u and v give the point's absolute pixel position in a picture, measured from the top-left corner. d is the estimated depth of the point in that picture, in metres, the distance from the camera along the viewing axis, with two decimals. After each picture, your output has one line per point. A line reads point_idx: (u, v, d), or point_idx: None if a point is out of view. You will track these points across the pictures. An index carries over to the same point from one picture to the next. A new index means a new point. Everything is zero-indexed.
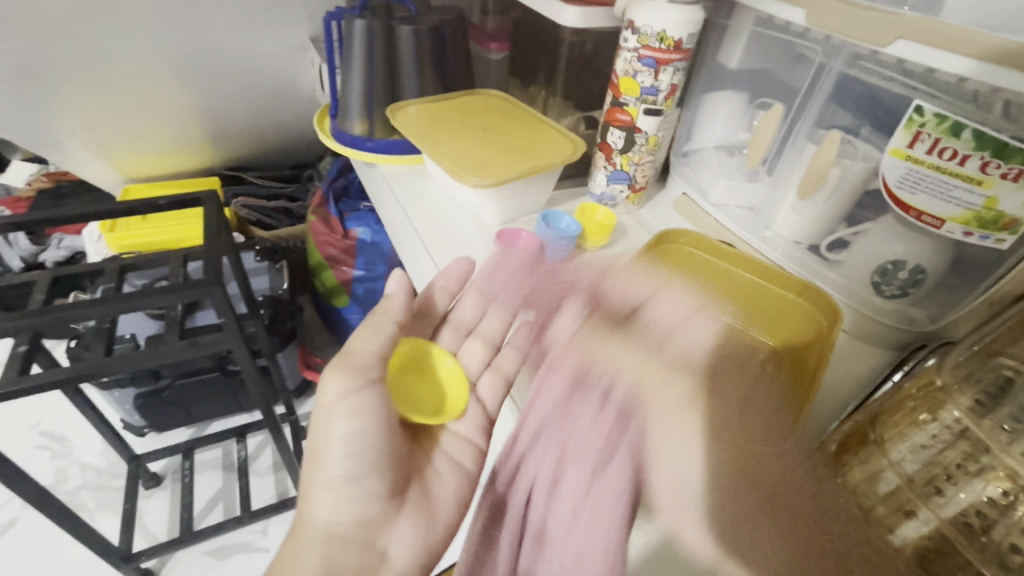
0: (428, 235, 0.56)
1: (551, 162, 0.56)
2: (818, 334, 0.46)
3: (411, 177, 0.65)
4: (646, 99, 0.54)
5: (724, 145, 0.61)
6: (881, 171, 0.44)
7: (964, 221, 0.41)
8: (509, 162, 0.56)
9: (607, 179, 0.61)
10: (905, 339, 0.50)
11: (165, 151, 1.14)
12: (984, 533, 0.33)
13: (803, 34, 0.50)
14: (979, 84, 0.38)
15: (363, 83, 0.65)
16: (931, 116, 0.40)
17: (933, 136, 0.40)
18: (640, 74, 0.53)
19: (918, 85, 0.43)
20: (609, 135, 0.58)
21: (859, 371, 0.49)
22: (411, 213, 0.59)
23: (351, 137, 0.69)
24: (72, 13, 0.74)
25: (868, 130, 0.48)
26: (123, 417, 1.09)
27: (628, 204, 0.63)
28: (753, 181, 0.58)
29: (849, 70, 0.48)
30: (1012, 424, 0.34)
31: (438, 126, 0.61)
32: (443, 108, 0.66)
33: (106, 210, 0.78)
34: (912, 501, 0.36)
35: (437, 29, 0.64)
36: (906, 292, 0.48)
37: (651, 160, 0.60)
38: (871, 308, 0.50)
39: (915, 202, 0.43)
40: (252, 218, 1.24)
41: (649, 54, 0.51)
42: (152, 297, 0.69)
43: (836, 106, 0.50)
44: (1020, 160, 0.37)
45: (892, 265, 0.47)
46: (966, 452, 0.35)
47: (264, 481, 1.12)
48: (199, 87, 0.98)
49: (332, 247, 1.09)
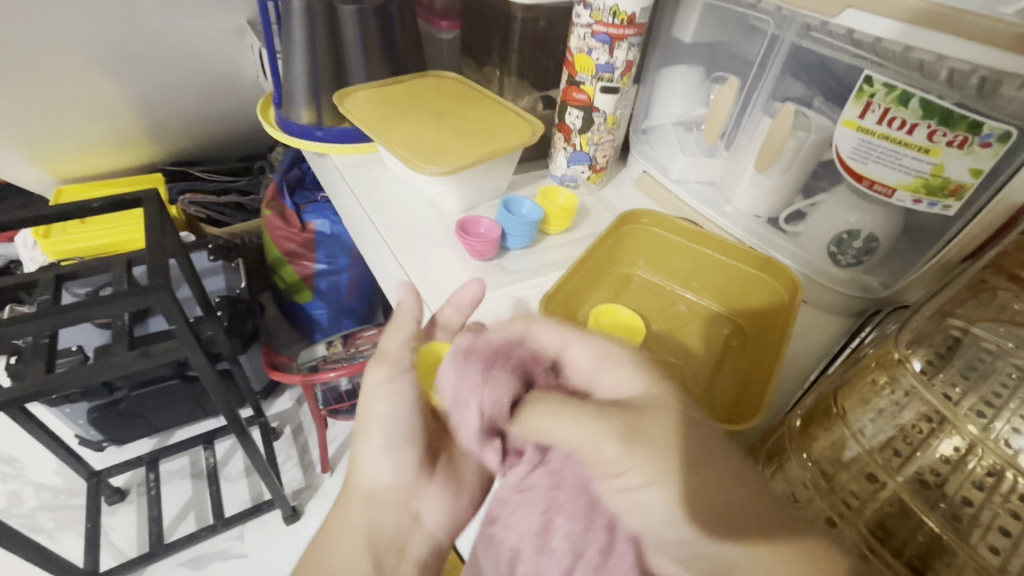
0: (388, 228, 0.54)
1: (509, 146, 0.55)
2: (778, 310, 0.46)
3: (366, 166, 0.63)
4: (602, 76, 0.53)
5: (682, 120, 0.61)
6: (834, 142, 0.44)
7: (914, 189, 0.42)
8: (466, 147, 0.54)
9: (568, 161, 0.60)
10: (861, 306, 0.51)
11: (98, 146, 1.06)
12: (938, 488, 0.34)
13: (755, 5, 0.50)
14: (924, 54, 0.38)
15: (307, 69, 0.61)
16: (880, 86, 0.40)
17: (883, 106, 0.41)
18: (595, 51, 0.52)
19: (867, 54, 0.43)
20: (567, 115, 0.57)
21: (822, 339, 0.50)
22: (367, 205, 0.57)
23: (298, 127, 0.65)
24: None
25: (821, 101, 0.48)
26: (78, 433, 1.03)
27: (590, 184, 0.62)
28: (713, 156, 0.58)
29: (801, 41, 0.48)
30: (960, 382, 0.38)
31: (390, 112, 0.59)
32: (393, 92, 0.63)
33: (35, 216, 0.72)
34: (873, 464, 0.36)
35: (381, 8, 0.61)
36: (861, 260, 0.49)
37: (611, 139, 0.59)
38: (830, 279, 0.51)
39: (867, 172, 0.43)
40: (201, 214, 1.17)
41: (603, 30, 0.50)
42: (92, 308, 0.64)
43: (790, 77, 0.50)
44: (965, 127, 0.38)
45: (847, 234, 0.48)
46: (921, 413, 0.36)
47: (237, 487, 1.09)
48: (130, 73, 0.91)
49: (290, 242, 1.04)
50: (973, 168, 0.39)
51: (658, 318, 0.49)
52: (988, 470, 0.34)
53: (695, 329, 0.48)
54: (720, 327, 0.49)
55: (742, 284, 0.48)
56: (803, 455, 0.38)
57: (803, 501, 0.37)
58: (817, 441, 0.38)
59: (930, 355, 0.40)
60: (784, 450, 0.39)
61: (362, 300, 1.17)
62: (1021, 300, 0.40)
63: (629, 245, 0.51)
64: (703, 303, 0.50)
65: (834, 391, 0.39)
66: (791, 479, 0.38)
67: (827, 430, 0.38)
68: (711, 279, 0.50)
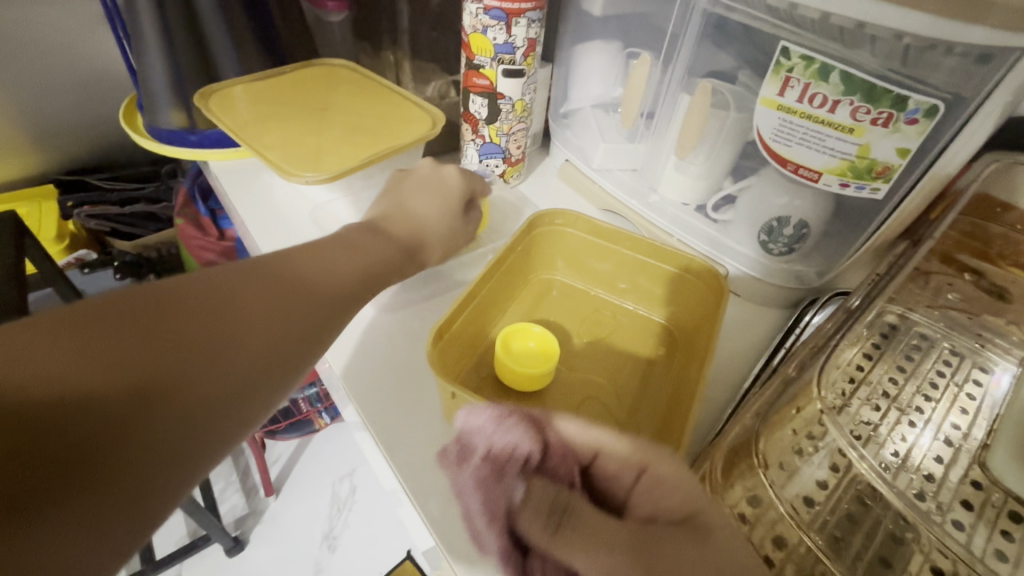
0: (268, 247, 0.46)
1: (405, 143, 0.48)
2: (706, 313, 0.41)
3: (248, 173, 0.54)
4: (503, 58, 0.47)
5: (600, 103, 0.56)
6: (755, 124, 0.40)
7: (840, 172, 0.38)
8: (355, 148, 0.47)
9: (479, 155, 0.54)
10: (797, 296, 0.48)
11: None
12: (876, 505, 0.33)
13: None
14: (843, 20, 0.34)
15: (165, 65, 0.52)
16: (798, 59, 0.36)
17: (802, 81, 0.36)
18: (490, 30, 0.45)
19: (782, 22, 0.38)
20: (471, 104, 0.51)
21: (759, 336, 0.47)
22: (246, 220, 0.49)
23: (169, 132, 0.56)
24: None
25: (745, 75, 0.43)
26: None
27: (506, 179, 0.56)
28: (635, 141, 0.53)
29: (714, 9, 0.43)
30: (891, 382, 0.39)
31: (268, 111, 0.51)
32: (274, 87, 0.55)
33: None
34: (837, 451, 0.35)
35: None
36: (793, 249, 0.45)
37: (523, 127, 0.53)
38: (763, 270, 0.47)
39: (792, 155, 0.39)
40: (105, 229, 0.98)
41: (496, 5, 0.44)
42: None
43: (710, 48, 0.45)
44: (889, 103, 0.34)
45: (777, 222, 0.44)
46: (870, 398, 0.38)
47: (171, 524, 1.00)
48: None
49: (208, 252, 0.94)
50: (899, 148, 0.35)
51: (580, 328, 0.44)
52: (936, 455, 0.36)
53: (621, 339, 0.44)
54: (648, 334, 0.44)
55: (669, 285, 0.44)
56: (758, 462, 0.33)
57: (755, 517, 0.31)
58: (768, 447, 0.34)
59: (877, 336, 0.41)
60: (736, 462, 0.32)
61: None
62: (950, 287, 0.43)
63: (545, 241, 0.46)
64: (630, 307, 0.46)
65: (784, 393, 0.35)
66: (748, 490, 0.32)
67: (797, 415, 0.36)
68: (636, 282, 0.45)
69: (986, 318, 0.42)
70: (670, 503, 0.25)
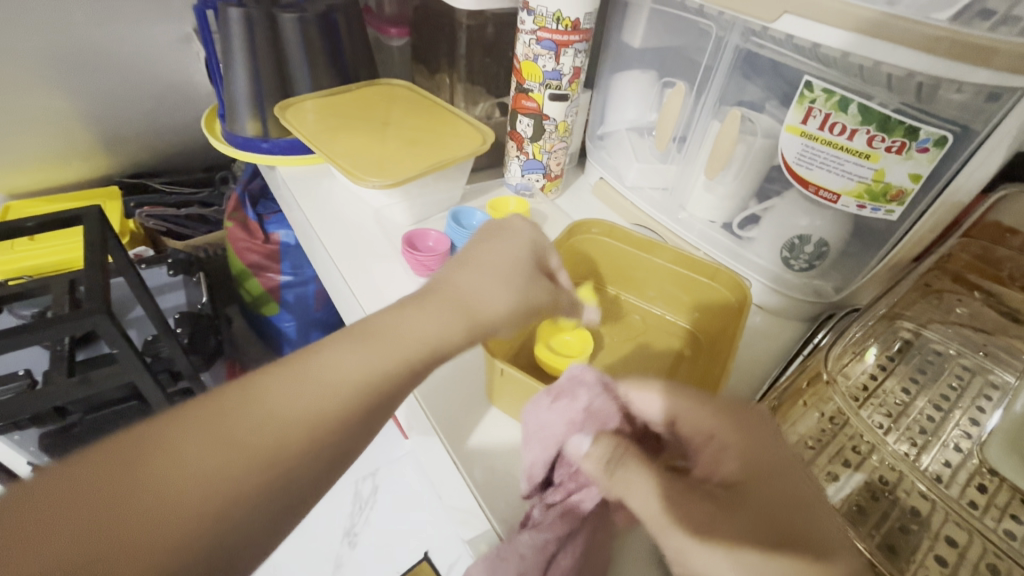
0: (331, 243, 0.52)
1: (458, 155, 0.53)
2: (730, 319, 0.45)
3: (313, 179, 0.60)
4: (550, 83, 0.52)
5: (636, 126, 0.60)
6: (780, 149, 0.44)
7: (857, 195, 0.41)
8: (414, 158, 0.53)
9: (522, 169, 0.59)
10: (816, 311, 0.51)
11: (48, 163, 0.97)
12: (887, 496, 0.36)
13: (699, 10, 0.49)
14: (863, 59, 0.38)
15: (249, 80, 0.59)
16: (820, 92, 0.40)
17: (823, 111, 0.40)
18: (541, 58, 0.50)
19: (807, 59, 0.42)
20: (518, 123, 0.56)
21: (778, 346, 0.50)
22: (313, 219, 0.54)
23: (243, 139, 0.62)
24: None
25: (772, 105, 0.47)
26: (30, 460, 0.98)
27: (545, 193, 0.61)
28: (666, 162, 0.58)
29: (745, 45, 0.47)
30: (904, 391, 0.43)
31: (336, 123, 0.57)
32: (341, 102, 0.61)
33: None
34: (848, 447, 0.38)
35: (325, 15, 0.59)
36: (813, 265, 0.49)
37: (564, 146, 0.58)
38: (783, 283, 0.51)
39: (813, 178, 0.43)
40: (162, 229, 1.07)
41: (548, 36, 0.49)
42: (29, 335, 0.61)
43: (739, 81, 0.49)
44: (902, 132, 0.38)
45: (799, 239, 0.48)
46: (882, 404, 0.42)
47: None
48: (97, 75, 0.89)
49: (254, 254, 1.01)
50: (912, 173, 0.39)
51: (610, 329, 0.48)
52: (946, 460, 0.39)
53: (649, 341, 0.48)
54: (674, 337, 0.48)
55: (694, 292, 0.48)
56: None
57: None
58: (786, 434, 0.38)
59: (889, 351, 0.45)
60: None
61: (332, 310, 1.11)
62: (961, 304, 0.48)
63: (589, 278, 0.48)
64: (658, 311, 0.50)
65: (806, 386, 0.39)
66: None
67: (817, 409, 0.39)
68: (664, 289, 0.49)
69: (1000, 338, 0.45)
70: (732, 466, 0.29)
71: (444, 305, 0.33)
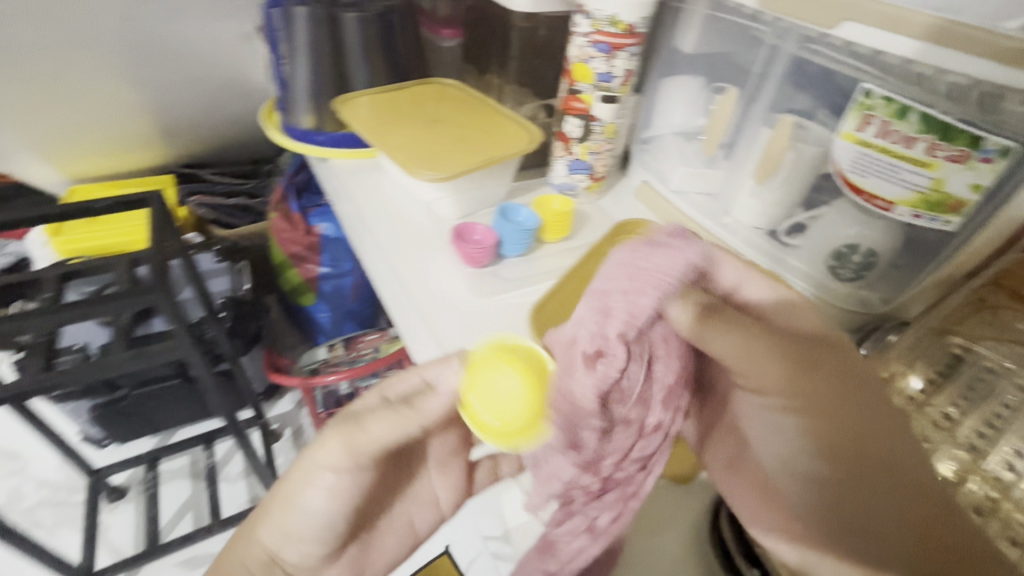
0: (382, 232, 0.54)
1: (507, 153, 0.55)
2: None
3: (364, 172, 0.63)
4: (601, 85, 0.53)
5: (682, 130, 0.60)
6: (834, 155, 0.44)
7: (913, 204, 0.41)
8: (465, 154, 0.54)
9: (567, 169, 0.60)
10: (863, 321, 0.50)
11: (114, 151, 1.06)
12: None
13: (755, 16, 0.50)
14: (923, 66, 0.38)
15: (309, 75, 0.62)
16: (879, 99, 0.40)
17: (881, 119, 0.40)
18: (593, 60, 0.52)
19: (865, 66, 0.42)
20: (566, 124, 0.57)
21: None
22: (365, 210, 0.57)
23: (300, 131, 0.66)
24: None
25: (823, 113, 0.47)
26: (79, 429, 1.03)
27: (589, 193, 0.62)
28: (712, 167, 0.58)
29: (800, 53, 0.48)
30: (951, 409, 0.43)
31: (391, 119, 0.59)
32: (394, 98, 0.63)
33: (39, 215, 0.73)
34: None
35: (384, 15, 0.61)
36: (861, 275, 0.48)
37: (610, 147, 0.58)
38: (829, 292, 0.50)
39: (866, 185, 0.43)
40: (212, 217, 1.13)
41: (602, 39, 0.50)
42: (95, 307, 0.65)
43: (791, 89, 0.50)
44: (964, 141, 0.37)
45: (847, 248, 0.47)
46: (925, 419, 0.42)
47: (235, 488, 1.08)
48: (143, 79, 0.91)
49: (296, 245, 1.04)
50: (974, 183, 0.38)
51: None
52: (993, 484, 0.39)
53: None
54: None
55: None
56: None
57: None
58: None
59: (936, 368, 0.45)
60: None
61: (366, 302, 1.15)
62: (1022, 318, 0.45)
63: (547, 394, 0.30)
64: None
65: None
66: None
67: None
68: None
69: None
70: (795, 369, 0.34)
71: (362, 427, 0.34)
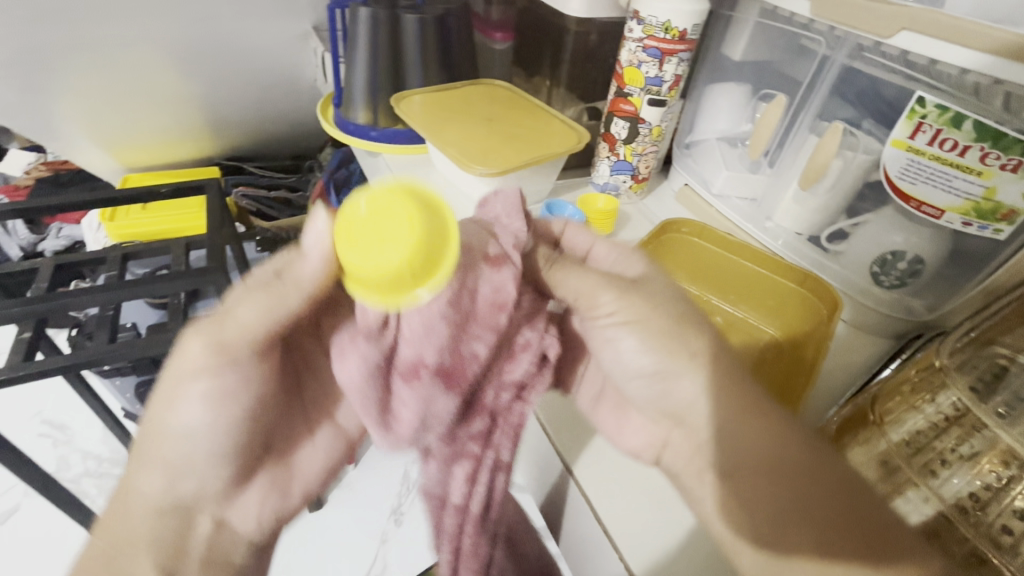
0: None
1: (555, 151, 0.57)
2: (818, 324, 0.47)
3: (415, 167, 0.66)
4: (650, 89, 0.55)
5: (726, 136, 0.61)
6: (883, 162, 0.45)
7: (963, 211, 0.41)
8: (514, 152, 0.56)
9: (611, 169, 0.61)
10: (904, 329, 0.50)
11: (168, 143, 1.10)
12: (977, 511, 0.34)
13: (808, 25, 0.51)
14: (980, 77, 0.38)
15: (367, 73, 0.65)
16: (932, 107, 0.40)
17: (934, 127, 0.41)
18: (644, 64, 0.53)
19: (920, 76, 0.43)
20: (613, 125, 0.59)
21: (860, 359, 0.50)
22: None
23: (355, 125, 0.68)
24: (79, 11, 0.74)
25: (869, 122, 0.48)
26: (124, 405, 1.07)
27: (631, 193, 0.64)
28: (755, 173, 0.59)
29: (852, 62, 0.49)
30: (1005, 409, 0.38)
31: (443, 116, 0.62)
32: (447, 97, 0.66)
33: (107, 198, 0.78)
34: (910, 483, 0.36)
35: (442, 18, 0.64)
36: (905, 283, 0.48)
37: (654, 150, 0.60)
38: (871, 299, 0.51)
39: (916, 193, 0.43)
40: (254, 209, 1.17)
41: (655, 44, 0.52)
42: (155, 285, 0.68)
43: (840, 98, 0.51)
44: (1019, 151, 0.37)
45: (892, 255, 0.48)
46: (960, 437, 0.36)
47: None
48: (201, 75, 0.94)
49: None
50: None
51: None
52: None
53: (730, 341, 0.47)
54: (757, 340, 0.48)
55: (778, 297, 0.50)
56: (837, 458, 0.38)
57: None
58: (852, 450, 0.38)
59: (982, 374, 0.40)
60: None
61: None
62: None
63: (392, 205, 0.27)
64: (737, 314, 0.49)
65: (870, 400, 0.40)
66: None
67: (862, 446, 0.38)
68: (748, 292, 0.50)
69: None
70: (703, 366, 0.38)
71: (242, 303, 0.33)
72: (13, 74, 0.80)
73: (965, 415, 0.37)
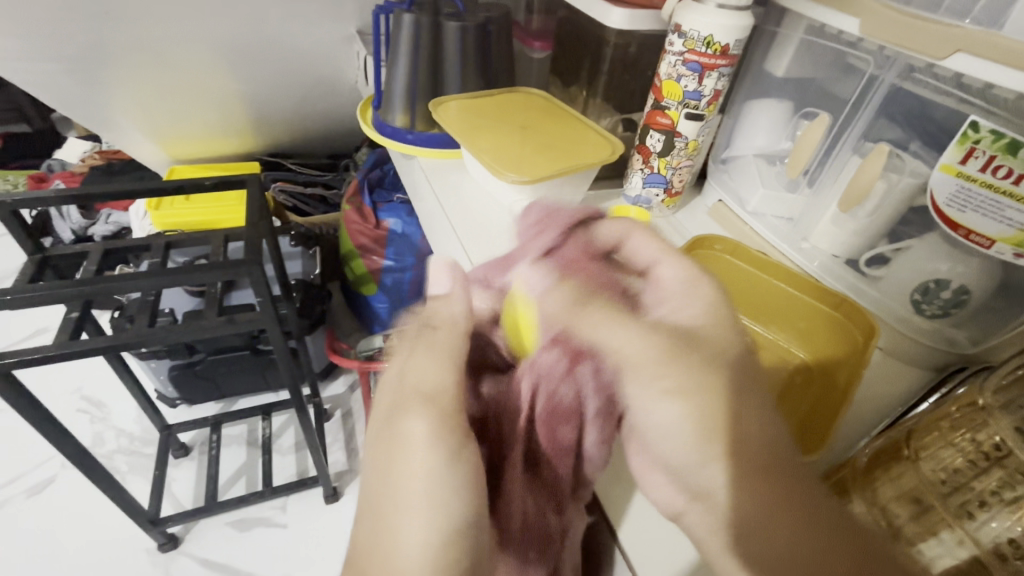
0: (463, 228, 0.57)
1: (589, 162, 0.57)
2: (853, 352, 0.44)
3: (448, 171, 0.67)
4: (689, 103, 0.54)
5: (764, 153, 0.60)
6: (930, 188, 0.43)
7: (1015, 242, 0.39)
8: (548, 160, 0.57)
9: (643, 182, 0.61)
10: (945, 361, 0.48)
11: (213, 138, 1.14)
12: (1019, 561, 0.31)
13: (856, 43, 0.50)
14: None
15: (407, 78, 0.67)
16: (986, 132, 0.39)
17: (987, 153, 0.39)
18: (684, 78, 0.53)
19: (974, 99, 0.41)
20: (648, 138, 0.58)
21: (896, 391, 0.48)
22: (447, 206, 0.60)
23: (392, 128, 0.70)
24: (135, 17, 0.77)
25: (917, 145, 0.47)
26: (157, 387, 1.11)
27: (664, 207, 0.63)
28: (793, 192, 0.58)
29: (902, 82, 0.47)
30: None
31: (478, 123, 0.62)
32: (483, 105, 0.66)
33: (156, 188, 0.81)
34: (942, 523, 0.34)
35: (482, 26, 0.65)
36: (948, 313, 0.46)
37: (689, 164, 0.59)
38: (909, 328, 0.49)
39: (964, 221, 0.42)
40: (289, 203, 1.21)
41: (695, 59, 0.51)
42: (195, 274, 0.71)
43: (885, 120, 0.49)
44: None
45: (935, 284, 0.46)
46: (1002, 479, 0.33)
47: (286, 460, 1.11)
48: (248, 73, 0.96)
49: (364, 237, 1.04)
50: None
51: None
52: None
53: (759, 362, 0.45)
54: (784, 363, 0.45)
55: (812, 320, 0.48)
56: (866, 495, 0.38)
57: None
58: (881, 486, 0.38)
59: None
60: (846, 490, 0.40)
61: None
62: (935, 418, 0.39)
63: None
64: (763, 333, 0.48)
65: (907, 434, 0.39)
66: None
67: (893, 481, 0.38)
68: (778, 313, 0.49)
69: None
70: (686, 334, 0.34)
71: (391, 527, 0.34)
72: (76, 68, 0.84)
73: (1006, 455, 0.34)
